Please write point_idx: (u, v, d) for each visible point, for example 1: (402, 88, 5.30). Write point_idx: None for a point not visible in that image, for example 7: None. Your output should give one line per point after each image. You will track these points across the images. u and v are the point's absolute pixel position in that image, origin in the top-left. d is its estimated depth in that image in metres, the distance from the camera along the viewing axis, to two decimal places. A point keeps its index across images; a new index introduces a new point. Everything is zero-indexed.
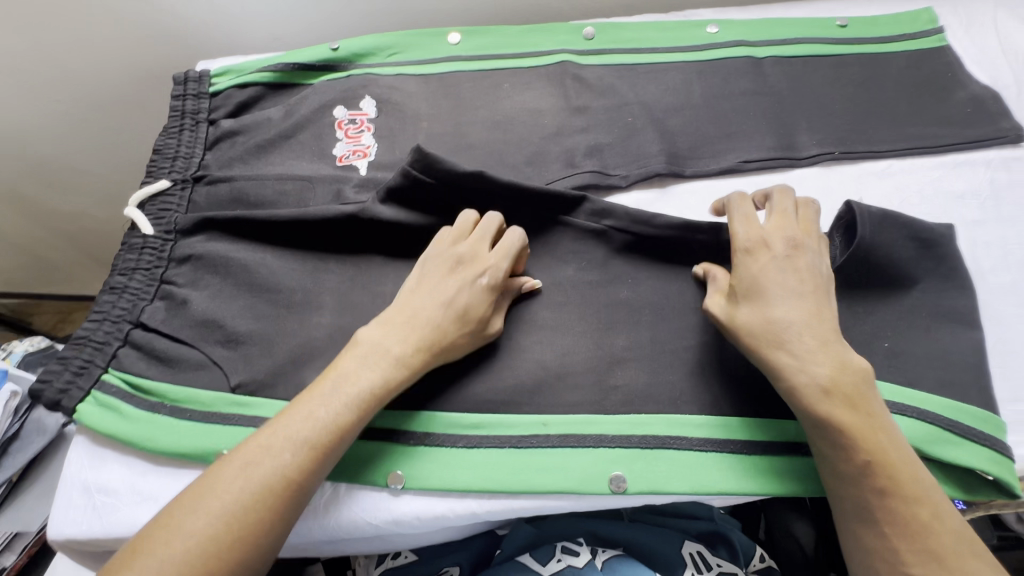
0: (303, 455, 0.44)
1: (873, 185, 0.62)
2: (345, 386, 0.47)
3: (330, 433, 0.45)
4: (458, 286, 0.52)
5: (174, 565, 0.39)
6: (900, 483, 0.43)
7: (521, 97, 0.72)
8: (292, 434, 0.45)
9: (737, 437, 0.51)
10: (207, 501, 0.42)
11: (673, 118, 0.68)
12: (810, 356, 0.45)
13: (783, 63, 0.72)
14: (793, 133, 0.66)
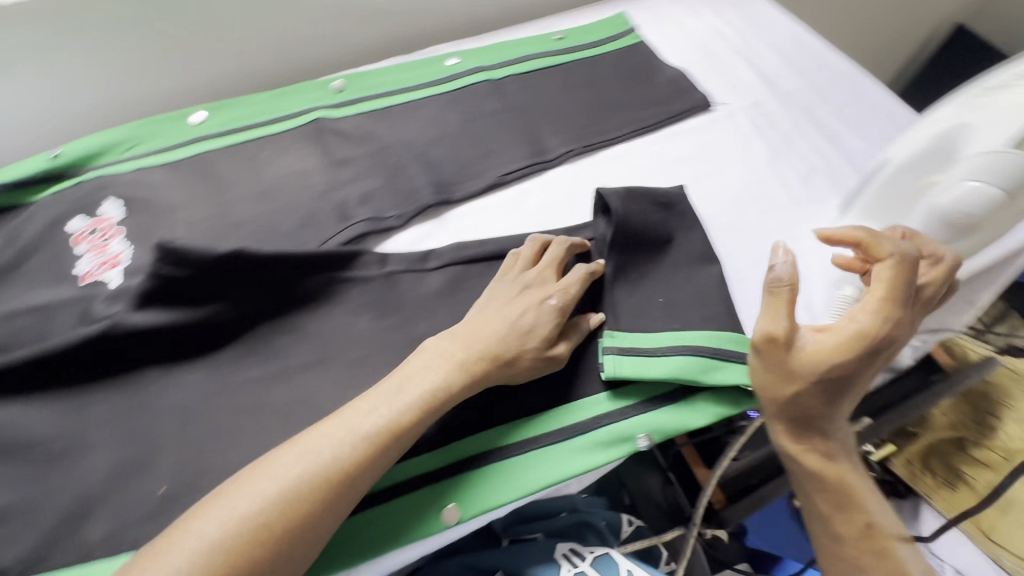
0: (413, 423, 0.46)
1: (615, 168, 0.71)
2: (455, 363, 0.50)
3: (443, 396, 0.48)
4: (527, 305, 0.54)
5: (209, 552, 0.38)
6: (845, 470, 0.53)
7: (283, 163, 0.71)
8: (394, 413, 0.46)
9: (552, 428, 0.53)
10: (223, 514, 0.39)
11: (435, 149, 0.72)
12: (803, 367, 0.49)
13: (520, 79, 0.80)
14: (541, 138, 0.74)
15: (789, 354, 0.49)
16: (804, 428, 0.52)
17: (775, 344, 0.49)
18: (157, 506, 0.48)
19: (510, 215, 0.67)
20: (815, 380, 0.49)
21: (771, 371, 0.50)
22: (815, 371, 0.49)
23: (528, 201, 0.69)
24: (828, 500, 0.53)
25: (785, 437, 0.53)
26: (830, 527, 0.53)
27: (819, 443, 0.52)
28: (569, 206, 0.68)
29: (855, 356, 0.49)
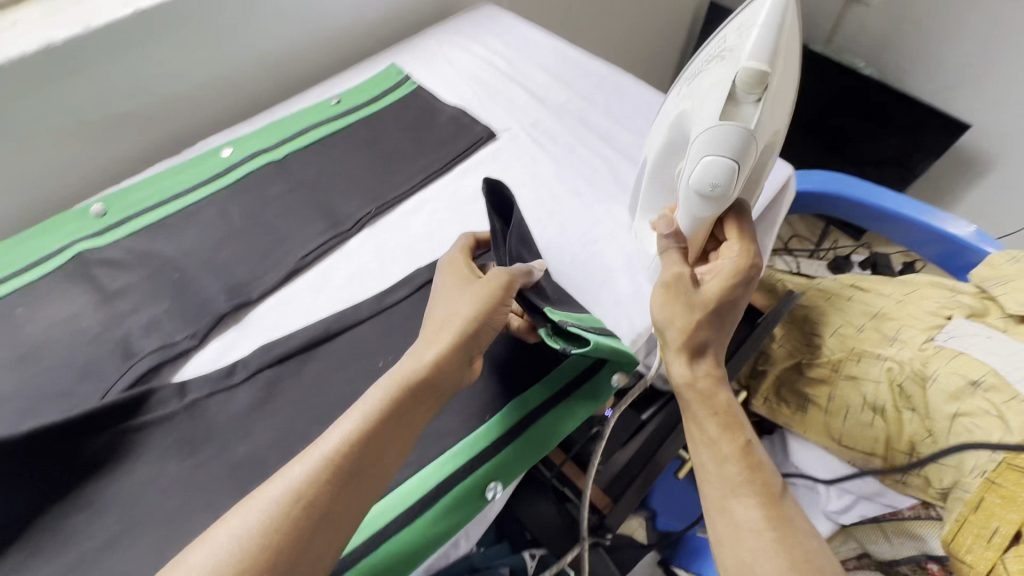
0: (378, 458, 0.41)
1: (412, 219, 0.72)
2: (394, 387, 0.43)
3: (410, 397, 0.44)
4: (465, 287, 0.52)
5: None
6: (742, 421, 0.50)
7: (44, 313, 0.62)
8: (335, 456, 0.39)
9: (395, 514, 0.48)
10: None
11: (223, 251, 0.68)
12: (699, 292, 0.52)
13: (302, 154, 0.77)
14: (335, 209, 0.72)
15: (682, 280, 0.53)
16: (698, 362, 0.51)
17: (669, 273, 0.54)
18: None
19: (316, 298, 0.65)
20: (709, 304, 0.52)
21: (669, 299, 0.52)
22: (706, 294, 0.53)
23: (333, 278, 0.67)
24: (716, 446, 0.48)
25: (678, 377, 0.51)
26: (717, 476, 0.47)
27: (713, 387, 0.50)
28: (376, 270, 0.67)
29: (739, 293, 0.54)
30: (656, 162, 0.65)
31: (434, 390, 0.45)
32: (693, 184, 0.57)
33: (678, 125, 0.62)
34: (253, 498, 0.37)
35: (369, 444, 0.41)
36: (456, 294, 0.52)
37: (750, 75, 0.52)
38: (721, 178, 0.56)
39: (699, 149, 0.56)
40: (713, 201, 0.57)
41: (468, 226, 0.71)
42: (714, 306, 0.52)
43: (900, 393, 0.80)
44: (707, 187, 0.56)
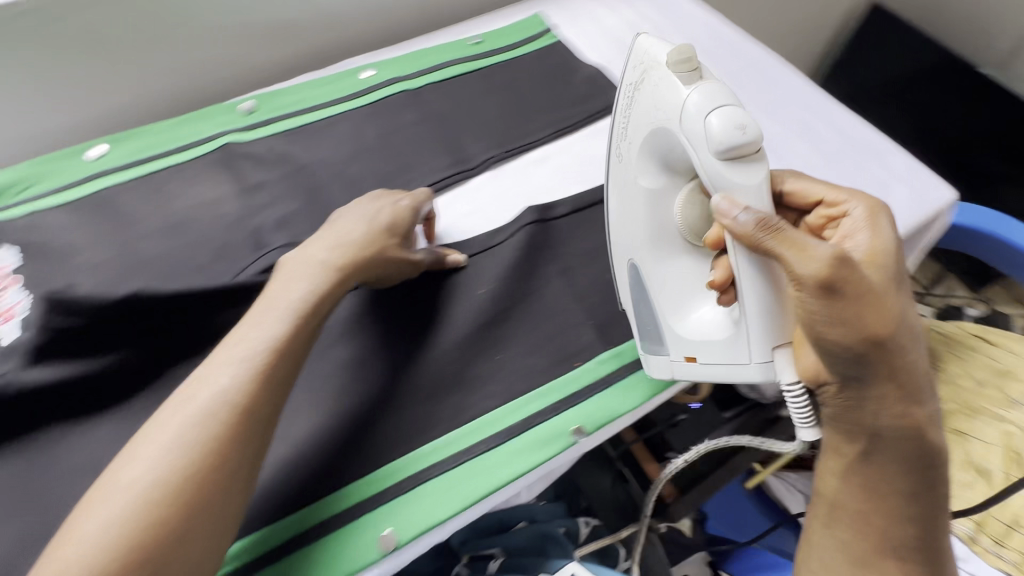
0: (264, 382, 0.44)
1: (534, 172, 0.70)
2: (275, 316, 0.47)
3: (292, 318, 0.47)
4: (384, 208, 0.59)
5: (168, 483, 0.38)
6: (934, 453, 0.49)
7: (191, 194, 0.68)
8: (230, 377, 0.43)
9: (493, 432, 0.53)
10: (115, 499, 0.37)
11: (353, 166, 0.70)
12: (869, 296, 0.43)
13: (439, 87, 0.78)
14: (460, 147, 0.73)
15: (851, 271, 0.42)
16: (886, 395, 0.47)
17: (832, 272, 0.42)
18: None
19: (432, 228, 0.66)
20: (890, 314, 0.44)
21: (834, 307, 0.43)
22: (875, 295, 0.44)
23: (452, 211, 0.68)
24: (894, 481, 0.49)
25: (856, 414, 0.48)
26: (880, 526, 0.50)
27: (900, 423, 0.47)
28: (494, 212, 0.68)
29: (891, 277, 0.46)
30: (655, 205, 0.54)
31: (294, 320, 0.47)
32: (710, 161, 0.45)
33: (632, 171, 0.55)
34: (187, 392, 0.43)
35: (250, 380, 0.43)
36: (361, 209, 0.58)
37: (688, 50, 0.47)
38: (750, 124, 0.44)
39: (693, 121, 0.46)
40: (750, 159, 0.45)
41: (588, 186, 0.70)
42: (887, 313, 0.44)
43: (1015, 460, 0.75)
44: (734, 128, 0.44)
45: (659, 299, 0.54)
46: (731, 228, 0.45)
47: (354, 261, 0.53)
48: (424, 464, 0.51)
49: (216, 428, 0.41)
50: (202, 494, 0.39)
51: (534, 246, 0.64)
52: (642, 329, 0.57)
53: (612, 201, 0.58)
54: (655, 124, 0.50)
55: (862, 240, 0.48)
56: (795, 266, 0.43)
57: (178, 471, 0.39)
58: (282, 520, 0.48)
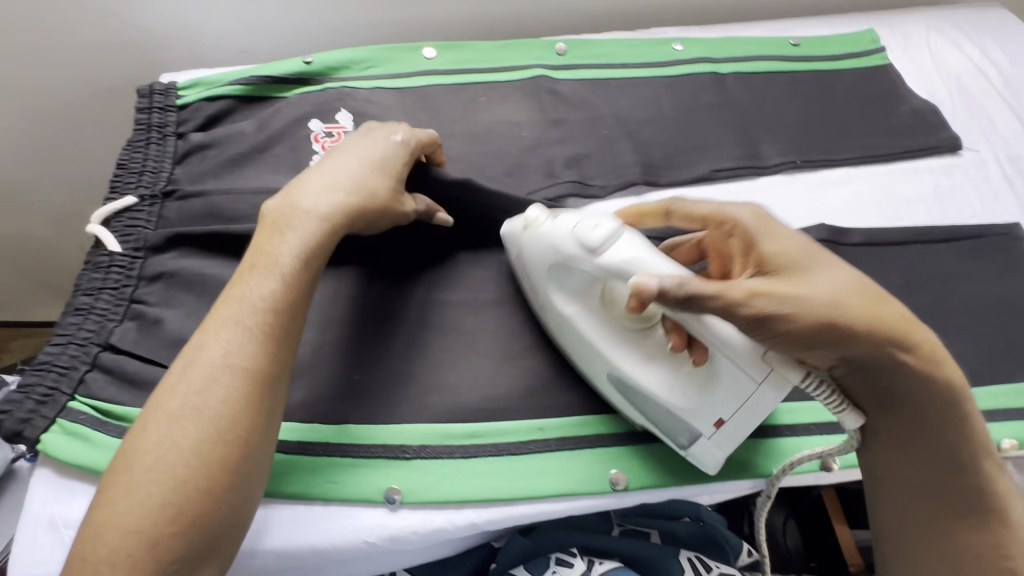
0: (243, 384, 0.44)
1: (831, 191, 0.67)
2: (244, 319, 0.46)
3: (265, 309, 0.46)
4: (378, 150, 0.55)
5: (150, 478, 0.41)
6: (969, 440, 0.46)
7: (498, 111, 0.73)
8: (207, 378, 0.44)
9: None
10: (147, 477, 0.41)
11: (647, 130, 0.72)
12: (845, 305, 0.42)
13: (745, 78, 0.76)
14: (757, 142, 0.70)
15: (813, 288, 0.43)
16: (884, 399, 0.46)
17: (793, 304, 0.42)
18: (350, 391, 0.53)
19: None
20: (875, 312, 0.43)
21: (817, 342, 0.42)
22: (843, 297, 0.43)
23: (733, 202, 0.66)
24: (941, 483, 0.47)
25: (886, 421, 0.47)
26: (971, 537, 0.46)
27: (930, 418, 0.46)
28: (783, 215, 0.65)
29: (806, 271, 0.44)
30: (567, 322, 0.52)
31: (262, 322, 0.46)
32: (605, 260, 0.47)
33: (546, 270, 0.52)
34: (204, 359, 0.45)
35: (212, 388, 0.44)
36: (364, 145, 0.55)
37: (532, 212, 0.53)
38: (608, 222, 0.48)
39: (567, 241, 0.49)
40: (619, 236, 0.48)
41: (887, 223, 0.65)
42: (864, 306, 0.43)
43: None
44: (588, 226, 0.48)
45: (654, 390, 0.48)
46: (659, 300, 0.43)
47: (270, 231, 0.50)
48: None
49: (215, 423, 0.43)
50: (217, 477, 0.42)
51: None
52: (670, 435, 0.50)
53: (529, 296, 0.56)
54: (523, 248, 0.54)
55: (768, 249, 0.46)
56: (772, 314, 0.42)
57: (184, 458, 0.42)
58: (529, 421, 0.52)
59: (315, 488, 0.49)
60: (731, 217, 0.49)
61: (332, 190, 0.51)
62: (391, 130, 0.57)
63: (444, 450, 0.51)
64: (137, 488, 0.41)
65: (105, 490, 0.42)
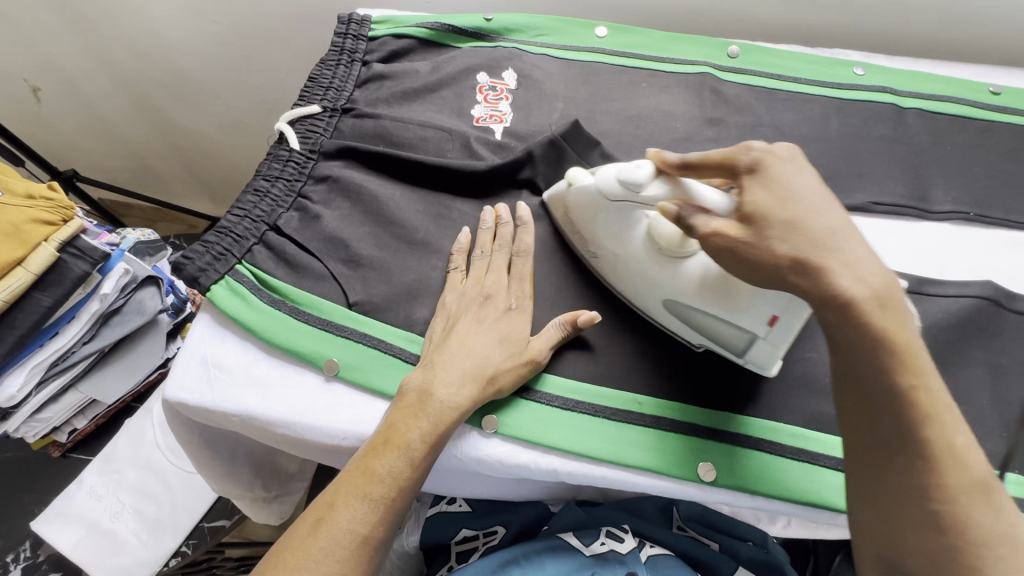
0: (417, 473, 0.48)
1: (1002, 253, 0.62)
2: (426, 412, 0.49)
3: (450, 414, 0.49)
4: (487, 314, 0.54)
5: (327, 556, 0.45)
6: (949, 429, 0.39)
7: (657, 98, 0.74)
8: (392, 470, 0.47)
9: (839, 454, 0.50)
10: (322, 554, 0.45)
11: (806, 148, 0.69)
12: (808, 255, 0.40)
13: (927, 117, 0.71)
14: (928, 184, 0.66)
15: (781, 238, 0.41)
16: (850, 376, 0.42)
17: (754, 248, 0.42)
18: None
19: None
20: (829, 261, 0.40)
21: (780, 282, 0.42)
22: (807, 243, 0.41)
23: (886, 240, 0.63)
24: (881, 474, 0.40)
25: (849, 414, 0.42)
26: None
27: (904, 416, 0.40)
28: (937, 263, 0.62)
29: (801, 219, 0.41)
30: (625, 265, 0.54)
31: (447, 419, 0.49)
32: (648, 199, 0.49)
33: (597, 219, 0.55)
34: (388, 443, 0.48)
35: (394, 475, 0.47)
36: (472, 316, 0.54)
37: (575, 175, 0.57)
38: (647, 165, 0.49)
39: (616, 188, 0.52)
40: (658, 180, 0.49)
41: None
42: (827, 253, 0.40)
43: None
44: (631, 168, 0.50)
45: (713, 308, 0.49)
46: (681, 224, 0.46)
47: (461, 323, 0.54)
48: (767, 435, 0.51)
49: (386, 502, 0.47)
50: (375, 552, 0.48)
51: (972, 321, 0.56)
52: (721, 344, 0.52)
53: (581, 250, 0.59)
54: (568, 207, 0.58)
55: (747, 193, 0.43)
56: (739, 255, 0.43)
57: (355, 552, 0.46)
58: (632, 393, 0.53)
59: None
60: (740, 159, 0.45)
61: (457, 368, 0.50)
62: (498, 286, 0.56)
63: (544, 396, 0.53)
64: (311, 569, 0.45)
65: (283, 550, 0.46)
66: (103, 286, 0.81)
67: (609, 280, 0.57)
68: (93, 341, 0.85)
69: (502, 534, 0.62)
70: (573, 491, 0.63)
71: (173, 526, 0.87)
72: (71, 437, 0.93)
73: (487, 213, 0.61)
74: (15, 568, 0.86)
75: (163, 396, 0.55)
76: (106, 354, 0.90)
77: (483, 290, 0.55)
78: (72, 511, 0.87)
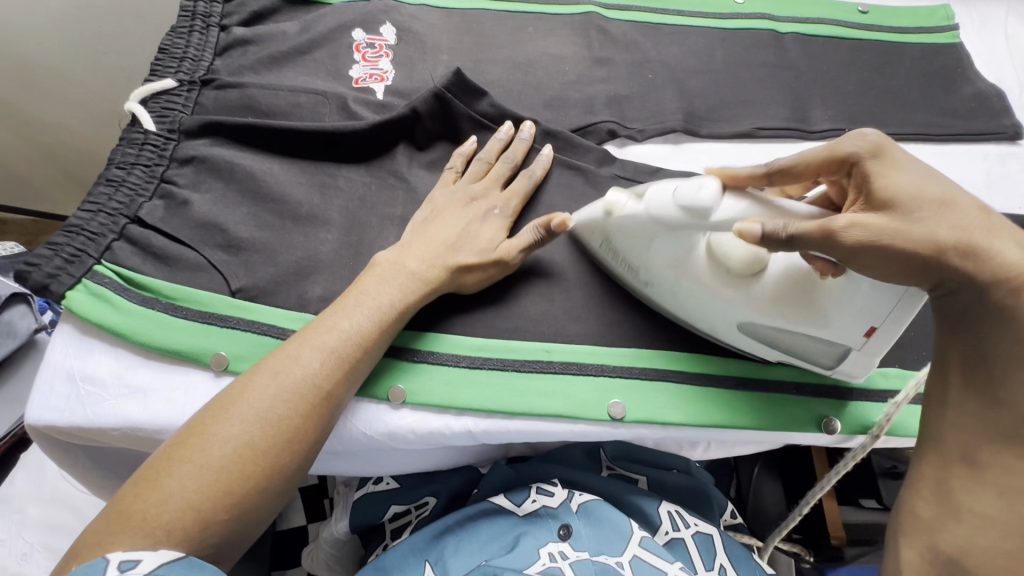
0: (315, 401, 0.44)
1: None
2: (329, 336, 0.46)
3: (357, 344, 0.47)
4: (474, 215, 0.54)
5: (203, 474, 0.40)
6: None
7: (544, 42, 0.71)
8: (284, 392, 0.44)
9: (738, 374, 0.52)
10: (192, 473, 0.40)
11: (693, 80, 0.69)
12: (968, 237, 0.39)
13: (804, 40, 0.73)
14: (808, 106, 0.68)
15: (935, 219, 0.38)
16: (967, 354, 0.42)
17: (893, 236, 0.38)
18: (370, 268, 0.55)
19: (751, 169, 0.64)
20: (990, 243, 0.39)
21: (903, 271, 0.39)
22: (960, 224, 0.39)
23: None
24: (992, 445, 0.41)
25: (958, 386, 0.43)
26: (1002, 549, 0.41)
27: (1018, 390, 0.40)
28: None
29: (949, 197, 0.39)
30: (682, 279, 0.49)
31: (352, 348, 0.46)
32: (723, 221, 0.42)
33: (646, 238, 0.48)
34: (286, 366, 0.45)
35: (287, 399, 0.44)
36: (454, 210, 0.54)
37: (612, 197, 0.49)
38: (712, 181, 0.41)
39: (673, 214, 0.44)
40: (730, 195, 0.42)
41: None
42: (976, 233, 0.39)
43: None
44: (692, 188, 0.42)
45: (801, 325, 0.46)
46: (767, 243, 0.40)
47: (442, 212, 0.54)
48: (672, 365, 0.52)
49: (272, 428, 0.43)
50: (261, 491, 0.42)
51: None
52: (809, 360, 0.51)
53: (627, 279, 0.53)
54: (608, 232, 0.51)
55: (878, 181, 0.40)
56: (875, 251, 0.39)
57: (236, 476, 0.41)
58: (539, 343, 0.52)
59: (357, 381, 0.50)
60: (851, 150, 0.41)
61: (398, 276, 0.49)
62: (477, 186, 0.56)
63: (452, 359, 0.51)
64: (175, 491, 0.40)
65: (141, 483, 0.40)
66: None
67: (662, 305, 0.52)
68: None
69: (433, 505, 0.61)
70: (502, 451, 0.63)
71: None
72: None
73: (504, 127, 0.60)
74: None
75: (26, 421, 0.49)
76: None
77: (470, 193, 0.55)
78: None
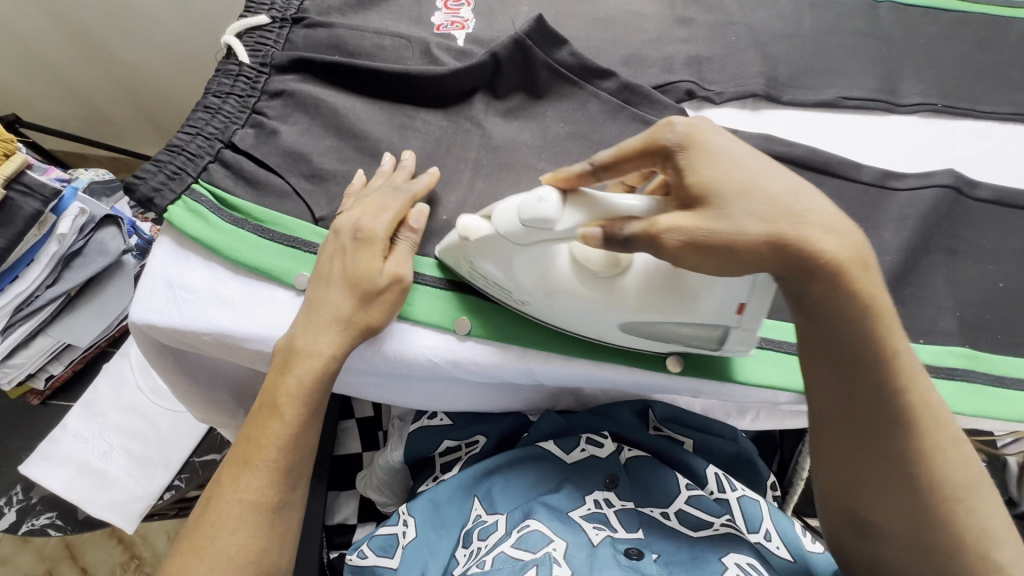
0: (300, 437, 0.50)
1: (967, 142, 0.62)
2: (288, 377, 0.49)
3: (318, 377, 0.49)
4: (340, 248, 0.51)
5: (232, 534, 0.46)
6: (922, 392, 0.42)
7: None
8: (277, 440, 0.49)
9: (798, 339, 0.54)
10: (223, 532, 0.46)
11: (778, 45, 0.67)
12: (785, 229, 0.36)
13: (900, 10, 0.70)
14: (898, 78, 0.65)
15: (744, 215, 0.36)
16: (824, 341, 0.41)
17: (716, 231, 0.36)
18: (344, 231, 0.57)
19: (832, 140, 0.62)
20: (801, 233, 0.36)
21: (735, 265, 0.37)
22: (778, 214, 0.36)
23: (855, 133, 0.63)
24: (876, 429, 0.43)
25: (825, 384, 0.43)
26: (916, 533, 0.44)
27: (872, 386, 0.41)
28: (904, 154, 0.62)
29: (755, 183, 0.37)
30: (555, 295, 0.46)
31: (314, 382, 0.49)
32: (566, 230, 0.41)
33: (506, 260, 0.46)
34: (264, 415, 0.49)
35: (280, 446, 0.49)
36: (334, 245, 0.52)
37: (467, 224, 0.46)
38: (551, 192, 0.41)
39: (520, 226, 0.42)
40: (569, 200, 0.41)
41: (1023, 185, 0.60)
42: (793, 219, 0.36)
43: None
44: (533, 202, 0.41)
45: (670, 314, 0.45)
46: (610, 247, 0.39)
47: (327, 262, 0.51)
48: None
49: (277, 472, 0.48)
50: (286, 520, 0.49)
51: (937, 208, 0.57)
52: (696, 345, 0.49)
53: (505, 298, 0.51)
54: (472, 258, 0.49)
55: (689, 172, 0.37)
56: (700, 252, 0.37)
57: (257, 520, 0.47)
58: None
59: (406, 308, 0.53)
60: (665, 141, 0.38)
61: (326, 280, 0.51)
62: (351, 221, 0.52)
63: None
64: (216, 555, 0.46)
65: (186, 546, 0.47)
66: (58, 227, 0.79)
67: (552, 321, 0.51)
68: (57, 285, 0.82)
69: (483, 443, 0.64)
70: (552, 397, 0.65)
71: (164, 461, 0.88)
72: (49, 386, 0.91)
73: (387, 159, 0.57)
74: (8, 512, 0.83)
75: (130, 319, 0.54)
76: (74, 297, 0.88)
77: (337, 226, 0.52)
78: (59, 453, 0.85)
